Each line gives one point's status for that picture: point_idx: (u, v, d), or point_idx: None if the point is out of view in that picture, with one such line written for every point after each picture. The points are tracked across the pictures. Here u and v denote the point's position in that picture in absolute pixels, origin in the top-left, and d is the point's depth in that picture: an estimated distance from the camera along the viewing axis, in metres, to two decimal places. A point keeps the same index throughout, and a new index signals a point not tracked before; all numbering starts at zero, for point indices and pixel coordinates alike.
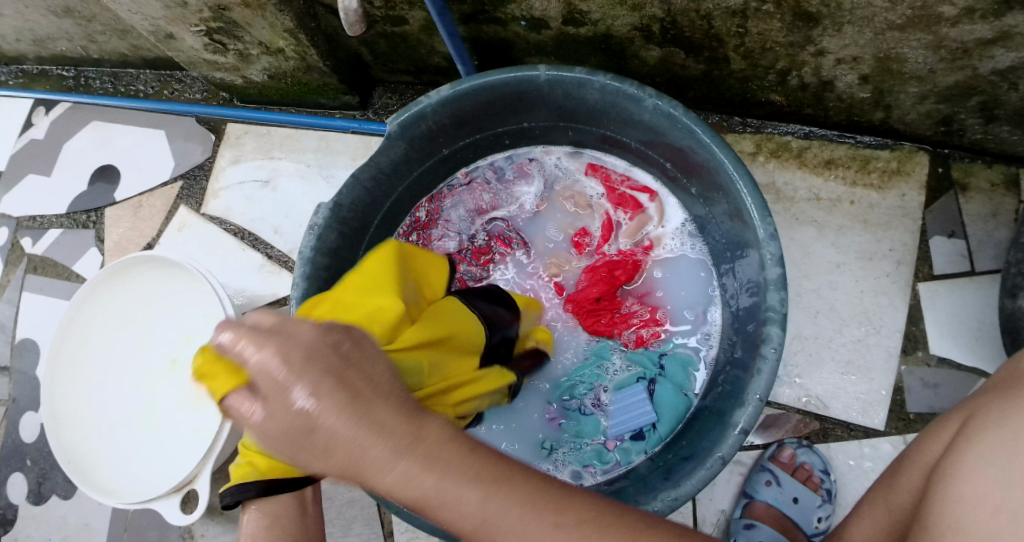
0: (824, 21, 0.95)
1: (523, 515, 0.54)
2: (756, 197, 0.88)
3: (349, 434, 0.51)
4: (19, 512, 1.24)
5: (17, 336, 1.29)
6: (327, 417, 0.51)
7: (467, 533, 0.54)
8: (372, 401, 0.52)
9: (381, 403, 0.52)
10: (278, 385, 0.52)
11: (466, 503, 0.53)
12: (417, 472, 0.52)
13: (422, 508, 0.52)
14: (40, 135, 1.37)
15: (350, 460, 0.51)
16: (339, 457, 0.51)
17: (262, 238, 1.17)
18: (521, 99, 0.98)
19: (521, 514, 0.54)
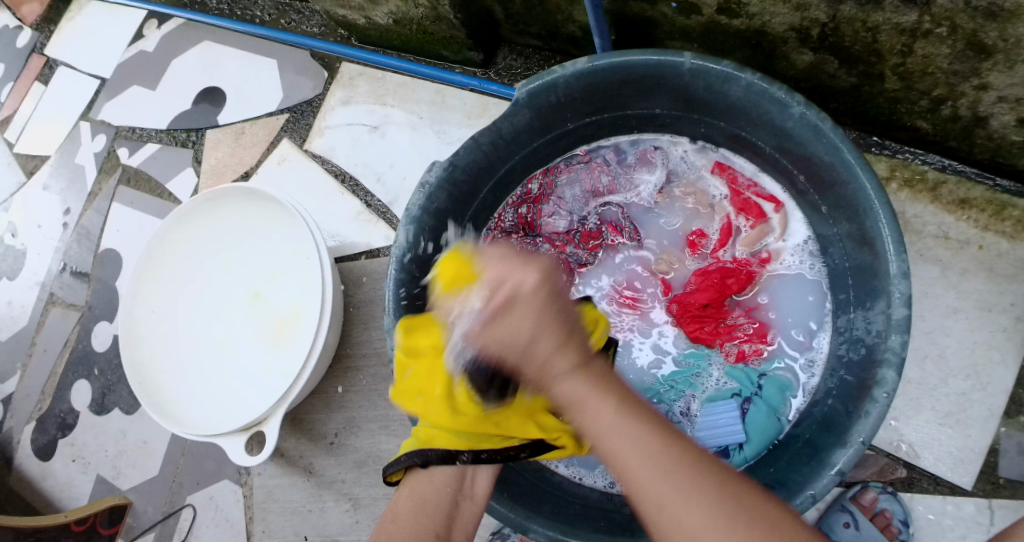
0: (998, 55, 0.88)
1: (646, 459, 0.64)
2: (895, 228, 0.82)
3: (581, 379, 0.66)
4: (80, 418, 1.24)
5: (102, 245, 1.29)
6: (600, 415, 0.65)
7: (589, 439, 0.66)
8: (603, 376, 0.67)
9: (568, 317, 0.67)
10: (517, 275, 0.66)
11: (638, 434, 0.65)
12: (586, 375, 0.66)
13: (579, 403, 0.66)
14: (149, 48, 1.35)
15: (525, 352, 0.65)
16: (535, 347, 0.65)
17: (362, 184, 1.14)
18: (657, 84, 0.93)
19: (655, 452, 0.64)
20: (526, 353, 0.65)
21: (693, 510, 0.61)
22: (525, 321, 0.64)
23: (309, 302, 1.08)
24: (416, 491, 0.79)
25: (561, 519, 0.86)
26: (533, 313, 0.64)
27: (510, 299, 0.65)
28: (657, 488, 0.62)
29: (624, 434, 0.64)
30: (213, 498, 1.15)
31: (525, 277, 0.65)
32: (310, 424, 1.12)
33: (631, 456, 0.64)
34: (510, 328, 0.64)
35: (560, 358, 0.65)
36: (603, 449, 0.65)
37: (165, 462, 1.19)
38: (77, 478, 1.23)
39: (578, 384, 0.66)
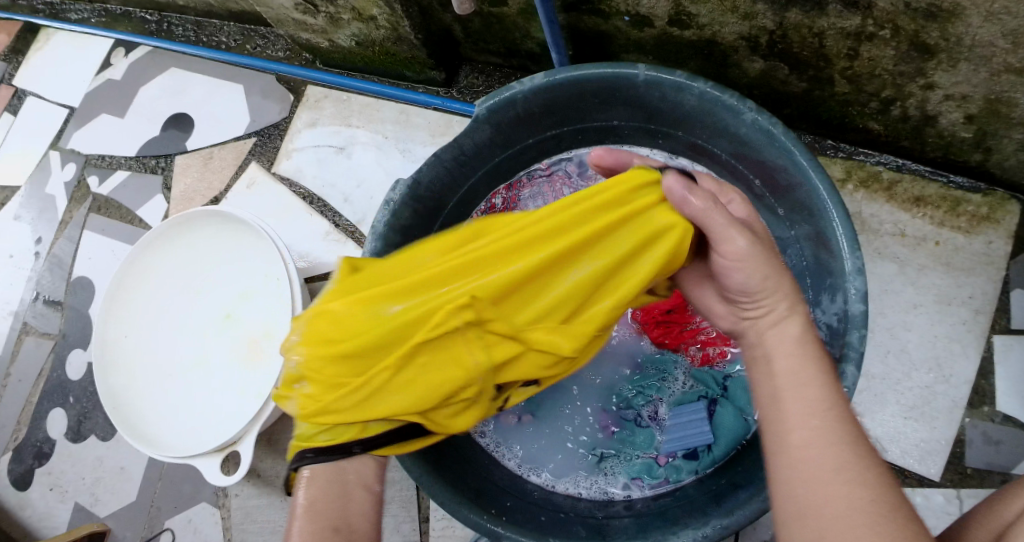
0: (940, 54, 0.91)
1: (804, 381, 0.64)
2: (848, 228, 0.85)
3: (767, 271, 0.69)
4: (57, 446, 1.24)
5: (74, 273, 1.29)
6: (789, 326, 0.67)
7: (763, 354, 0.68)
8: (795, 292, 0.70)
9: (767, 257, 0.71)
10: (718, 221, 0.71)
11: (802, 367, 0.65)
12: (801, 336, 0.67)
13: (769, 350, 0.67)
14: (117, 76, 1.36)
15: (765, 281, 0.68)
16: (762, 273, 0.69)
17: (330, 205, 1.16)
18: (614, 96, 0.95)
19: (810, 387, 0.64)
20: (766, 275, 0.68)
21: (815, 469, 0.59)
22: (743, 242, 0.69)
23: (279, 322, 1.09)
24: (309, 499, 0.76)
25: (536, 528, 0.87)
26: (742, 228, 0.71)
27: (748, 223, 0.74)
28: (804, 440, 0.61)
29: (795, 363, 0.66)
30: (190, 521, 1.15)
31: (736, 238, 0.69)
32: (285, 443, 1.13)
33: (780, 404, 0.64)
34: (748, 247, 0.69)
35: (781, 302, 0.69)
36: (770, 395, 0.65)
37: (143, 487, 1.19)
38: (55, 507, 1.22)
39: (776, 337, 0.67)
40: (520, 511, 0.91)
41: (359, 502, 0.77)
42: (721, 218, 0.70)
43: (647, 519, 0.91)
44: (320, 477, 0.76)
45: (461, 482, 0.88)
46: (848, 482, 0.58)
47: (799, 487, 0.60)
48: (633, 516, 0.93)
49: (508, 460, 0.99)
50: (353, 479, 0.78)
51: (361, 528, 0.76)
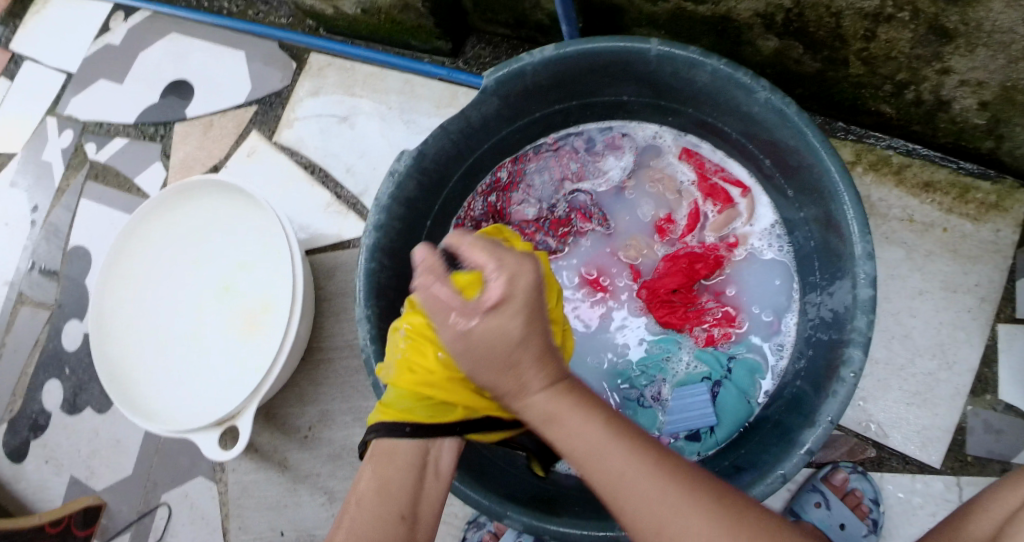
0: (958, 39, 0.89)
1: (594, 437, 0.67)
2: (859, 211, 0.83)
3: (497, 323, 0.66)
4: (52, 419, 1.23)
5: (71, 242, 1.28)
6: (569, 413, 0.68)
7: (572, 455, 0.68)
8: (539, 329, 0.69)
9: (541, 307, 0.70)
10: (478, 311, 0.67)
11: (587, 427, 0.68)
12: (574, 408, 0.69)
13: (555, 417, 0.68)
14: (116, 41, 1.34)
15: (501, 354, 0.67)
16: (505, 335, 0.67)
17: (332, 176, 1.14)
18: (624, 70, 0.93)
19: (607, 439, 0.67)
20: (509, 364, 0.68)
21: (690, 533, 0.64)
22: (514, 322, 0.67)
23: (279, 295, 1.08)
24: (380, 477, 0.74)
25: (537, 506, 0.87)
26: (519, 314, 0.67)
27: (491, 309, 0.66)
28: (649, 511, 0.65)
29: (581, 432, 0.68)
30: (187, 495, 1.14)
31: (521, 280, 0.67)
32: (284, 417, 1.12)
33: (596, 459, 0.67)
34: (495, 328, 0.66)
35: (536, 377, 0.69)
36: (593, 465, 0.67)
37: (139, 461, 1.18)
38: (50, 480, 1.21)
39: (577, 442, 0.68)
40: (521, 491, 0.90)
41: (432, 488, 0.76)
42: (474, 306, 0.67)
43: None
44: (397, 457, 0.75)
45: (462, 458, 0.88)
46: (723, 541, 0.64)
47: (645, 522, 0.65)
48: None
49: None
50: (429, 461, 0.77)
51: (425, 516, 0.75)
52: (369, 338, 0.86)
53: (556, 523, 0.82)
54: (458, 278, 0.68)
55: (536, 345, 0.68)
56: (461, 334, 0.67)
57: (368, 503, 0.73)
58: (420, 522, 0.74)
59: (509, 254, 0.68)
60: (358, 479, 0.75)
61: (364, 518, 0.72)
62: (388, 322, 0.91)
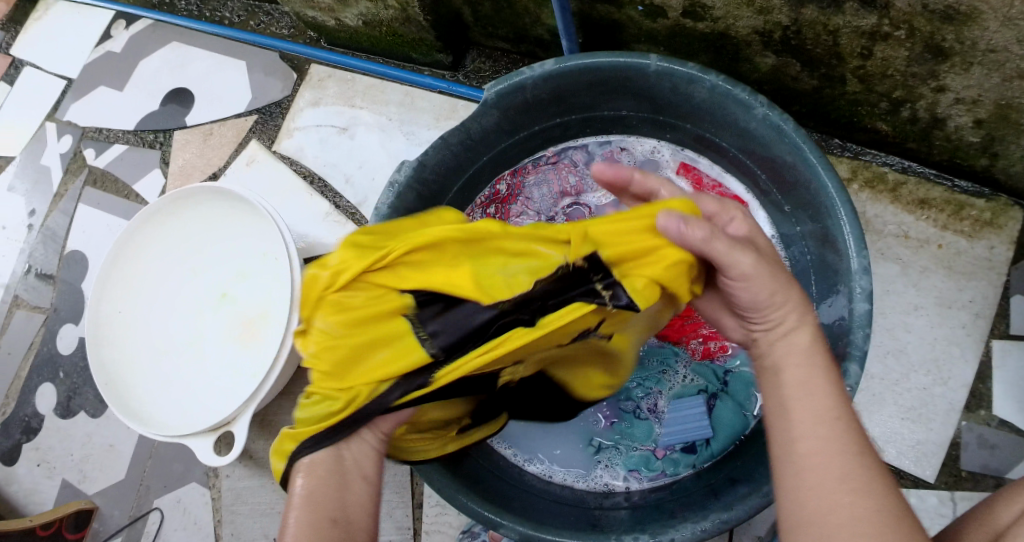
0: (953, 57, 0.90)
1: (809, 381, 0.65)
2: (855, 226, 0.84)
3: (759, 280, 0.67)
4: (45, 421, 1.22)
5: (68, 246, 1.28)
6: (773, 289, 0.68)
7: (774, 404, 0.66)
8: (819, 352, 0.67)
9: (779, 273, 0.69)
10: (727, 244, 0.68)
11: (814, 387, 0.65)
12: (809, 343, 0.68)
13: (781, 362, 0.68)
14: (117, 48, 1.34)
15: (774, 289, 0.68)
16: (728, 257, 0.67)
17: (331, 185, 1.14)
18: (623, 85, 0.94)
19: (822, 394, 0.64)
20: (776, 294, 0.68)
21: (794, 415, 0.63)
22: (746, 252, 0.67)
23: (276, 303, 1.08)
24: (308, 489, 0.67)
25: (534, 517, 0.86)
26: (749, 229, 0.71)
27: (747, 239, 0.70)
28: (794, 421, 0.63)
29: (801, 391, 0.65)
30: (180, 501, 1.14)
31: (732, 216, 0.73)
32: (279, 424, 1.12)
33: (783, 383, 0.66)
34: (726, 240, 0.69)
35: (740, 254, 0.67)
36: (777, 413, 0.65)
37: (132, 465, 1.17)
38: (43, 483, 1.21)
39: (783, 353, 0.68)
40: (517, 501, 0.90)
41: (358, 492, 0.68)
42: (737, 222, 0.72)
43: (643, 511, 0.90)
44: (322, 453, 0.68)
45: (459, 472, 0.87)
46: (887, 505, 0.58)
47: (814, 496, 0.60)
48: (630, 508, 0.92)
49: (503, 449, 0.99)
50: (351, 468, 0.69)
51: (361, 522, 0.67)
52: None
53: (553, 534, 0.82)
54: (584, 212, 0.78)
55: (752, 261, 0.67)
56: (720, 238, 0.67)
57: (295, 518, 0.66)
58: (354, 524, 0.66)
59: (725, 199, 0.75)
60: (289, 495, 0.67)
61: (298, 525, 0.65)
62: None
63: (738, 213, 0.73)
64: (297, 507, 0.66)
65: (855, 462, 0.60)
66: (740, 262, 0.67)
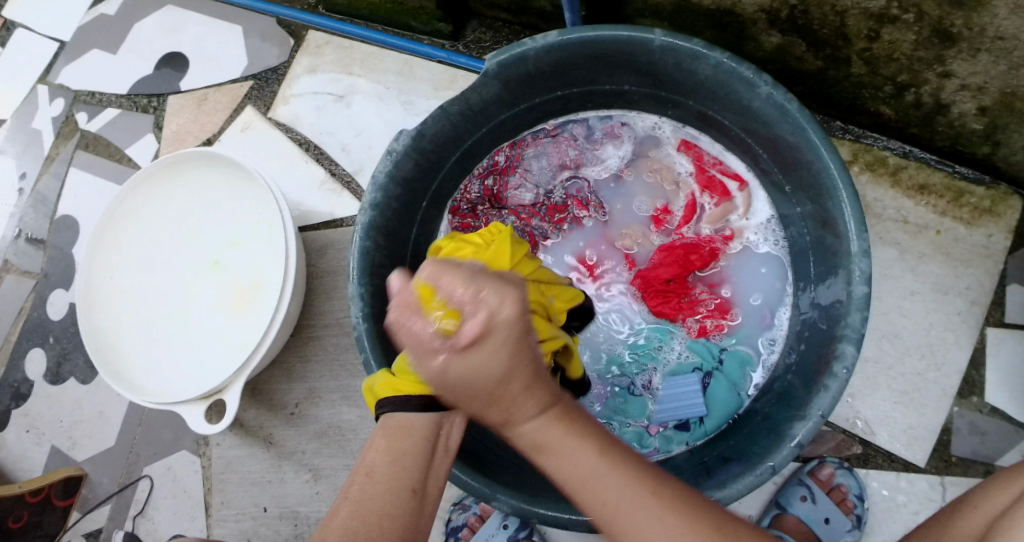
0: (961, 43, 0.89)
1: (583, 451, 0.67)
2: (856, 209, 0.83)
3: (568, 450, 0.67)
4: (34, 388, 1.21)
5: (59, 211, 1.26)
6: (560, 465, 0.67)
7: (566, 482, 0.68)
8: (577, 434, 0.68)
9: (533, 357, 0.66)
10: (492, 398, 0.65)
11: (580, 452, 0.67)
12: (556, 415, 0.68)
13: (540, 450, 0.67)
14: (112, 10, 1.31)
15: (502, 412, 0.66)
16: (486, 398, 0.66)
17: (327, 153, 1.13)
18: (626, 60, 0.93)
19: (596, 459, 0.67)
20: (492, 400, 0.65)
21: (598, 488, 0.66)
22: (496, 357, 0.63)
23: (270, 271, 1.07)
24: (393, 447, 0.71)
25: (526, 490, 0.86)
26: (501, 347, 0.63)
27: (472, 341, 0.62)
28: (594, 502, 0.67)
29: (582, 467, 0.67)
30: (170, 470, 1.13)
31: (500, 309, 0.63)
32: (270, 394, 1.11)
33: (589, 485, 0.67)
34: (479, 365, 0.63)
35: (524, 404, 0.66)
36: (575, 491, 0.67)
37: (122, 433, 1.17)
38: (32, 451, 1.20)
39: (538, 436, 0.67)
40: (510, 474, 0.90)
41: (439, 468, 0.73)
42: (500, 357, 0.63)
43: None
44: (412, 415, 0.72)
45: None
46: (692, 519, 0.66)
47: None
48: None
49: None
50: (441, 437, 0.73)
51: (434, 491, 0.72)
52: (362, 316, 0.86)
53: (546, 508, 0.82)
54: (429, 304, 0.63)
55: (450, 350, 0.63)
56: (447, 370, 0.63)
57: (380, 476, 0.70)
58: (429, 496, 0.71)
59: (492, 280, 0.65)
60: (367, 448, 0.72)
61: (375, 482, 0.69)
62: (382, 301, 0.90)
63: (487, 307, 0.62)
64: (381, 464, 0.70)
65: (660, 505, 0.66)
66: (480, 330, 0.62)
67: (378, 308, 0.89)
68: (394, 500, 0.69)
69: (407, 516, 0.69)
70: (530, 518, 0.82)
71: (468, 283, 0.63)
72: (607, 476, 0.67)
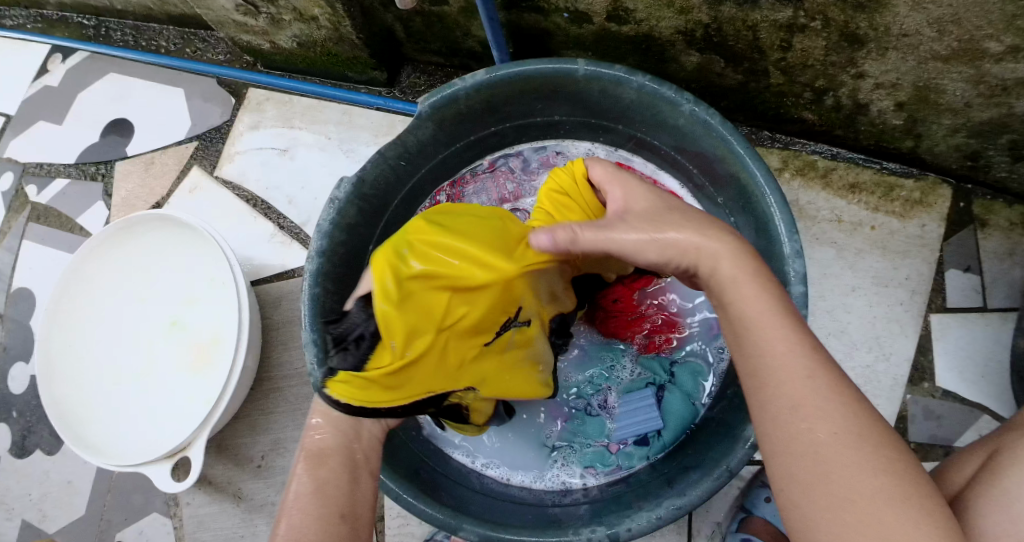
0: (869, 44, 0.94)
1: (781, 328, 0.66)
2: (786, 213, 0.87)
3: (752, 304, 0.68)
4: (0, 463, 1.21)
5: (14, 284, 1.26)
6: (743, 302, 0.68)
7: (755, 362, 0.66)
8: (782, 307, 0.68)
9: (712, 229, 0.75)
10: (704, 255, 0.72)
11: (786, 336, 0.66)
12: (746, 267, 0.70)
13: (734, 285, 0.70)
14: (54, 82, 1.33)
15: (698, 256, 0.73)
16: (726, 276, 0.70)
17: (275, 208, 1.15)
18: (555, 91, 0.96)
19: (787, 338, 0.66)
20: (666, 229, 0.75)
21: (788, 363, 0.64)
22: (643, 204, 0.79)
23: (226, 325, 1.08)
24: (314, 485, 0.76)
25: (493, 520, 0.87)
26: (653, 206, 0.79)
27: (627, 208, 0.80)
28: (785, 382, 0.64)
29: (777, 333, 0.66)
30: (142, 533, 1.13)
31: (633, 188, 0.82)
32: (236, 448, 1.11)
33: (774, 378, 0.64)
34: (642, 206, 0.79)
35: (723, 257, 0.71)
36: (761, 364, 0.65)
37: (92, 500, 1.16)
38: (2, 526, 1.19)
39: (737, 274, 0.70)
40: (475, 505, 0.91)
41: (365, 486, 0.78)
42: (656, 226, 0.75)
43: (602, 503, 0.92)
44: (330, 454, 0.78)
45: (414, 480, 0.88)
46: (872, 453, 0.60)
47: (801, 458, 0.61)
48: (588, 503, 0.93)
49: (461, 455, 1.00)
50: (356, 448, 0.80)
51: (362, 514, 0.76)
52: (317, 365, 0.85)
53: (511, 533, 0.83)
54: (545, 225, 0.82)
55: (690, 229, 0.74)
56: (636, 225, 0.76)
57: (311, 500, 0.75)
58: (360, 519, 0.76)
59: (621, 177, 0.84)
60: (293, 482, 0.77)
61: (308, 509, 0.74)
62: None
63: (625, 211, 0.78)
64: (305, 491, 0.75)
65: (841, 403, 0.62)
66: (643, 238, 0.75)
67: None
68: (324, 526, 0.73)
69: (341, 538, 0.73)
70: None
71: (615, 183, 0.84)
72: (795, 354, 0.64)
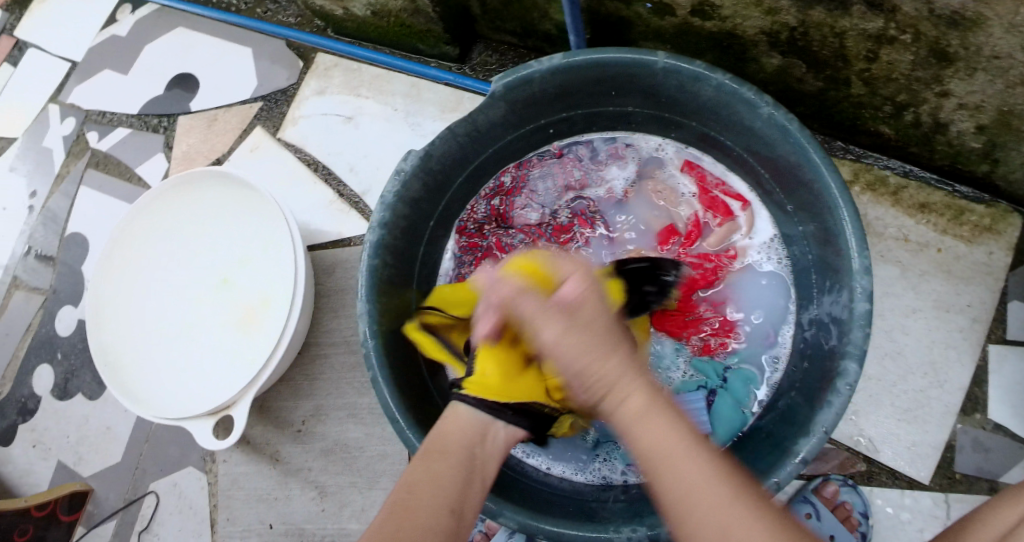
0: (958, 62, 0.91)
1: (660, 430, 0.66)
2: (857, 227, 0.84)
3: (645, 409, 0.67)
4: (42, 403, 1.22)
5: (69, 228, 1.27)
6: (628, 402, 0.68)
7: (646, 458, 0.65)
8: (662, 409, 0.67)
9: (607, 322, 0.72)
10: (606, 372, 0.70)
11: (667, 432, 0.65)
12: (647, 384, 0.69)
13: (620, 390, 0.68)
14: (122, 32, 1.33)
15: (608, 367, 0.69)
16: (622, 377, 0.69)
17: (335, 174, 1.15)
18: (629, 81, 0.94)
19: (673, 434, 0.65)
20: (602, 350, 0.69)
21: (686, 464, 0.64)
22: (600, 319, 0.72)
23: (278, 288, 1.08)
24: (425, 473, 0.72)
25: (532, 508, 0.87)
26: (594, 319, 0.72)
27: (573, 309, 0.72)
28: (676, 479, 0.63)
29: (657, 428, 0.66)
30: (176, 485, 1.13)
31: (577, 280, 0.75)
32: (277, 411, 1.12)
33: (680, 477, 0.64)
34: (587, 316, 0.72)
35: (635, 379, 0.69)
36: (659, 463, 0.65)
37: (129, 448, 1.17)
38: (37, 465, 1.20)
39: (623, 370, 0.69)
40: (514, 490, 0.90)
41: (476, 493, 0.73)
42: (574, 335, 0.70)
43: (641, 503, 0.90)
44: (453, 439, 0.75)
45: None
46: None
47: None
48: (626, 501, 0.91)
49: None
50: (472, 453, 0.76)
51: (470, 515, 0.71)
52: (370, 333, 0.87)
53: (551, 523, 0.83)
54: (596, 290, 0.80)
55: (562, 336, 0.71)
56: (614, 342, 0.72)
57: (419, 491, 0.70)
58: (465, 515, 0.71)
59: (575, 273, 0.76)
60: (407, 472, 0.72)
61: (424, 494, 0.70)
62: (389, 319, 0.91)
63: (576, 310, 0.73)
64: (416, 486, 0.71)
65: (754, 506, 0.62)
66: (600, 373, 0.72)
67: (385, 326, 0.90)
68: (438, 519, 0.68)
69: (447, 531, 0.68)
70: (535, 535, 0.82)
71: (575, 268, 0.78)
72: (676, 450, 0.64)
